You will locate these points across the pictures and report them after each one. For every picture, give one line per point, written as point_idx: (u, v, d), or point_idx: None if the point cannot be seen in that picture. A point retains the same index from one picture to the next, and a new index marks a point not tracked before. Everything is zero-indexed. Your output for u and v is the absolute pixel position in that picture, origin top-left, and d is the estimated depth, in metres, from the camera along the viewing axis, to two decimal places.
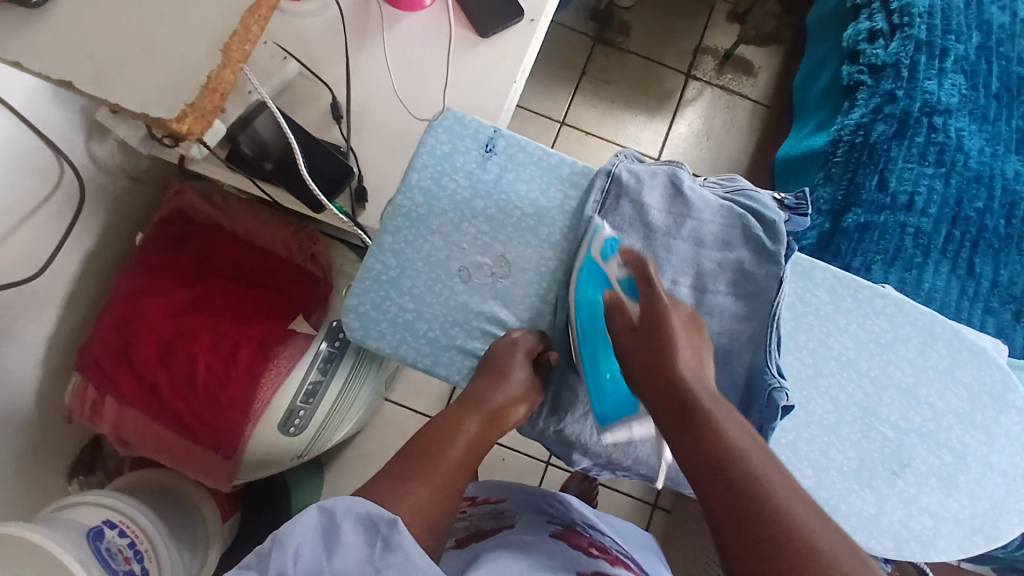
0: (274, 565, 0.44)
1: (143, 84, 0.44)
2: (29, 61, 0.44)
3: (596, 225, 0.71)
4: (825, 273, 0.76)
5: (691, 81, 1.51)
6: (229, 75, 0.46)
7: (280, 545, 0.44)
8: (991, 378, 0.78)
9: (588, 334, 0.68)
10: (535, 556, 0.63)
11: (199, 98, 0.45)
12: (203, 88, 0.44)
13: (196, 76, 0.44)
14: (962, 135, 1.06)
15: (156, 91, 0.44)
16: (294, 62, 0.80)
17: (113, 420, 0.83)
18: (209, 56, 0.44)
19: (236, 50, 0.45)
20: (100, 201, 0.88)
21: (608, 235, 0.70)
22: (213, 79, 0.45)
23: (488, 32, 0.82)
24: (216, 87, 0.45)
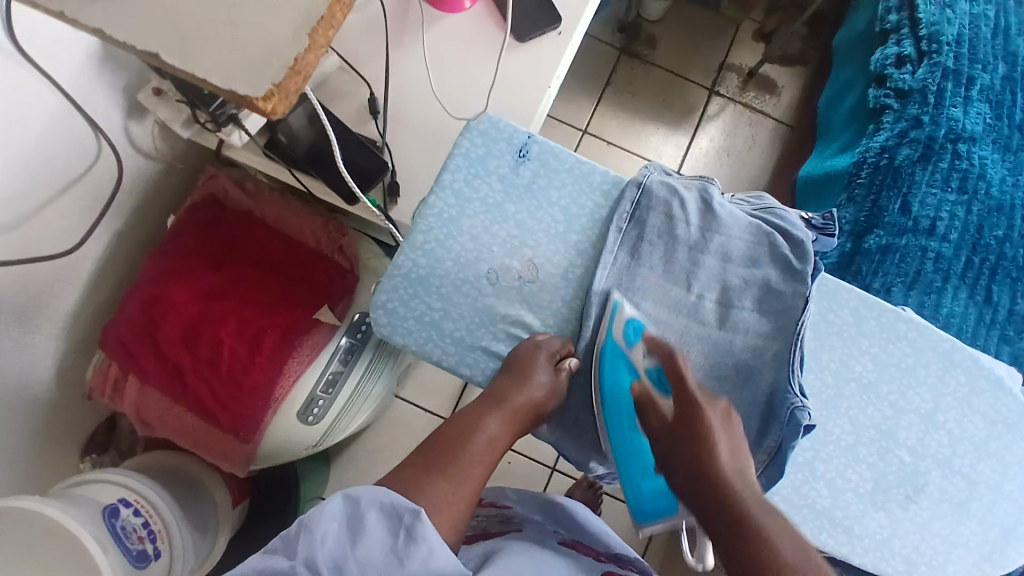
0: (303, 550, 0.44)
1: (227, 60, 0.45)
2: (111, 31, 0.45)
3: (617, 303, 0.70)
4: (850, 294, 0.77)
5: (714, 97, 1.52)
6: (312, 58, 0.46)
7: (308, 531, 0.45)
8: (1008, 408, 0.78)
9: (613, 411, 0.66)
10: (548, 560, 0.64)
11: (284, 79, 0.45)
12: (290, 70, 0.45)
13: (280, 58, 0.45)
14: (986, 163, 1.07)
15: (241, 68, 0.45)
16: (335, 56, 0.81)
17: (134, 401, 0.84)
18: (295, 38, 0.45)
19: (321, 34, 0.46)
20: (134, 181, 0.89)
21: (630, 316, 0.69)
22: (298, 61, 0.45)
23: (525, 37, 0.83)
24: (300, 70, 0.45)
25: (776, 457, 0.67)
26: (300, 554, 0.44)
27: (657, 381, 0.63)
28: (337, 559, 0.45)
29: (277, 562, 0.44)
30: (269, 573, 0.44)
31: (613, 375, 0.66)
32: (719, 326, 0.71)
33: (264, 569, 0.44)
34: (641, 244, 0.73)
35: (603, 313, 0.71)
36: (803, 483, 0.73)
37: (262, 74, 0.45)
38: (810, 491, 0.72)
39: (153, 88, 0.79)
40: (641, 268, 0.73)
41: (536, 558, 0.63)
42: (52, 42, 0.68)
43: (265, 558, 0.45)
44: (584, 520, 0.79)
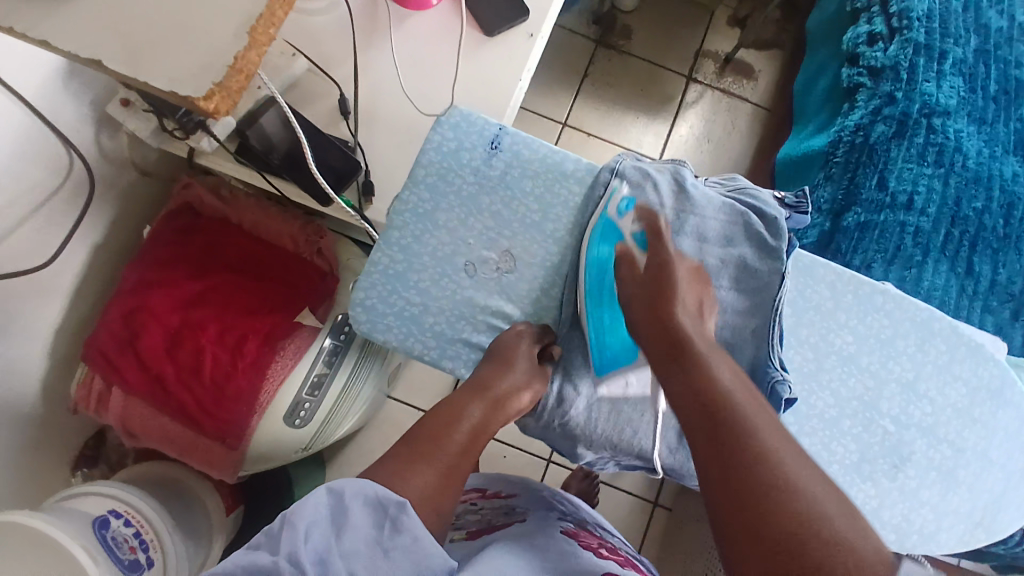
0: (285, 546, 0.43)
1: (173, 64, 0.45)
2: (57, 40, 0.45)
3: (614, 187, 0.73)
4: (826, 270, 0.77)
5: (692, 84, 1.53)
6: (254, 56, 0.46)
7: (291, 525, 0.44)
8: (989, 373, 0.78)
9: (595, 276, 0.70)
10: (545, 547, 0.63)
11: (226, 79, 0.45)
12: (230, 69, 0.45)
13: (222, 58, 0.45)
14: (961, 136, 1.08)
15: (185, 70, 0.45)
16: (302, 58, 0.81)
17: (118, 412, 0.84)
18: (236, 37, 0.45)
19: (261, 32, 0.46)
20: (108, 193, 0.88)
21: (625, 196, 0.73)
22: (239, 59, 0.45)
23: (493, 31, 0.84)
24: (242, 69, 0.46)
25: None
26: (282, 549, 0.43)
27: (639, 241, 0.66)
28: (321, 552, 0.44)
29: (260, 558, 0.43)
30: (252, 569, 0.43)
31: (599, 244, 0.70)
32: None
33: (247, 566, 0.43)
34: None
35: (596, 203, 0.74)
36: None
37: (205, 75, 0.45)
38: None
39: (121, 99, 0.79)
40: None
41: (537, 547, 0.63)
42: (15, 56, 0.68)
43: (249, 554, 0.44)
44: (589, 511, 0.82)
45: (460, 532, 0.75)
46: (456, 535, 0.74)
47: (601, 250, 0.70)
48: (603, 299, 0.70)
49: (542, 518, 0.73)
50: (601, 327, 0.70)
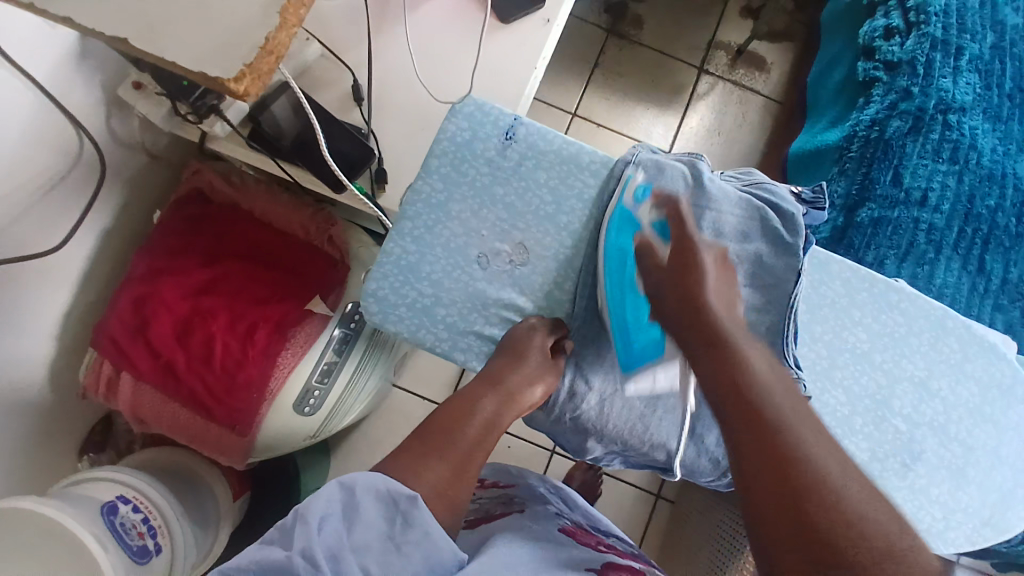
0: (299, 541, 0.43)
1: (201, 43, 0.44)
2: (78, 16, 0.44)
3: (629, 176, 0.73)
4: (841, 266, 0.76)
5: (704, 76, 1.51)
6: (285, 37, 0.45)
7: (304, 520, 0.44)
8: (1001, 373, 0.78)
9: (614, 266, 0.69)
10: (550, 544, 0.63)
11: (256, 59, 0.44)
12: (261, 49, 0.44)
13: (252, 37, 0.44)
14: (976, 133, 1.07)
15: (211, 50, 0.44)
16: (316, 44, 0.80)
17: (129, 398, 0.84)
18: (265, 17, 0.44)
19: (292, 11, 0.45)
20: (118, 178, 0.88)
21: (639, 182, 0.72)
22: (270, 40, 0.44)
23: (508, 19, 0.83)
24: (272, 50, 0.45)
25: None
26: (295, 544, 0.43)
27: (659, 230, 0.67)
28: (333, 547, 0.44)
29: (273, 553, 0.43)
30: (265, 563, 0.43)
31: (618, 237, 0.70)
32: None
33: (259, 561, 0.43)
34: None
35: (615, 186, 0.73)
36: None
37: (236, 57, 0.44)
38: None
39: (133, 82, 0.79)
40: None
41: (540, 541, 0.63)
42: (25, 36, 0.67)
43: (261, 550, 0.44)
44: (585, 506, 0.83)
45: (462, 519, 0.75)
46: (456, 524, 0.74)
47: (620, 241, 0.70)
48: (625, 291, 0.69)
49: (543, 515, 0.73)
50: (626, 326, 0.69)
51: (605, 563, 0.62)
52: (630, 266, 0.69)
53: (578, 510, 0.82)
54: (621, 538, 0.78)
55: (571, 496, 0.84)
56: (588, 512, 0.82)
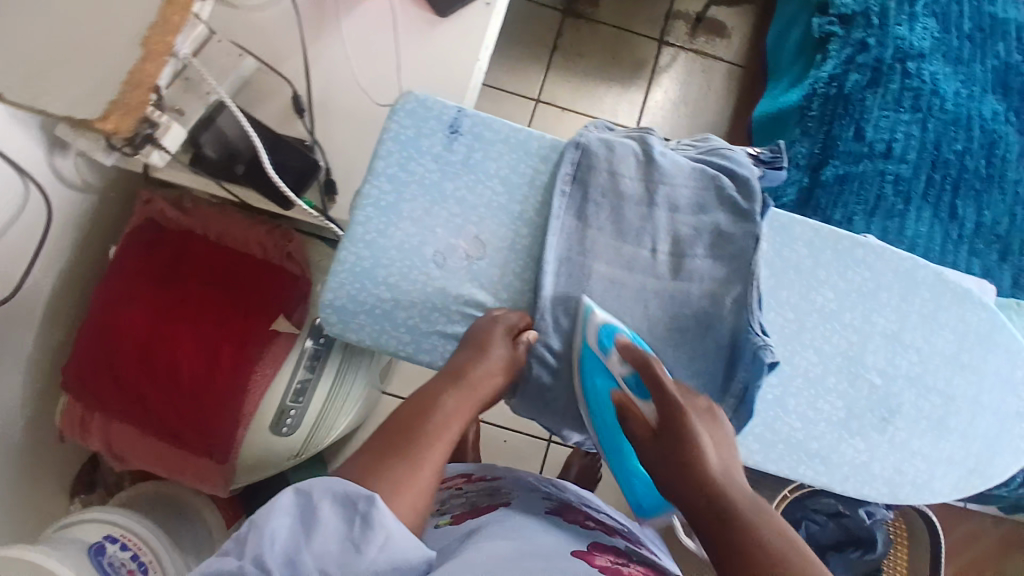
0: (251, 549, 0.44)
1: (75, 87, 0.54)
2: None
3: (588, 308, 0.67)
4: (804, 227, 0.75)
5: (665, 47, 1.49)
6: (150, 67, 0.55)
7: (257, 527, 0.45)
8: (977, 319, 0.77)
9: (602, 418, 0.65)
10: (530, 534, 0.63)
11: (124, 96, 0.55)
12: (127, 84, 0.54)
13: (119, 73, 0.54)
14: (937, 79, 1.05)
15: (84, 91, 0.54)
16: (251, 58, 0.77)
17: (104, 432, 0.85)
18: (132, 53, 0.54)
19: (155, 43, 0.54)
20: (70, 213, 0.86)
21: (602, 320, 0.65)
22: (136, 73, 0.54)
23: (446, 11, 0.81)
24: (137, 82, 0.55)
25: (743, 400, 0.67)
26: (248, 553, 0.44)
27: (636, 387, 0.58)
28: (290, 553, 0.44)
29: (226, 563, 0.43)
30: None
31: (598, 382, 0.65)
32: (673, 277, 0.70)
33: (212, 570, 0.44)
34: (586, 205, 0.71)
35: (577, 172, 0.72)
36: (775, 420, 0.72)
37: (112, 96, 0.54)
38: (783, 426, 0.73)
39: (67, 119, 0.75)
40: (591, 229, 0.71)
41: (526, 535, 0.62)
42: None
43: (215, 559, 0.44)
44: (577, 489, 0.83)
45: (447, 515, 0.74)
46: (441, 521, 0.73)
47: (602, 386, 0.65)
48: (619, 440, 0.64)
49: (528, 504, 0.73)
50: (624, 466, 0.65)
51: (591, 545, 0.64)
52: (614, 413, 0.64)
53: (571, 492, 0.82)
54: (610, 513, 0.80)
55: (563, 482, 0.84)
56: (581, 494, 0.82)
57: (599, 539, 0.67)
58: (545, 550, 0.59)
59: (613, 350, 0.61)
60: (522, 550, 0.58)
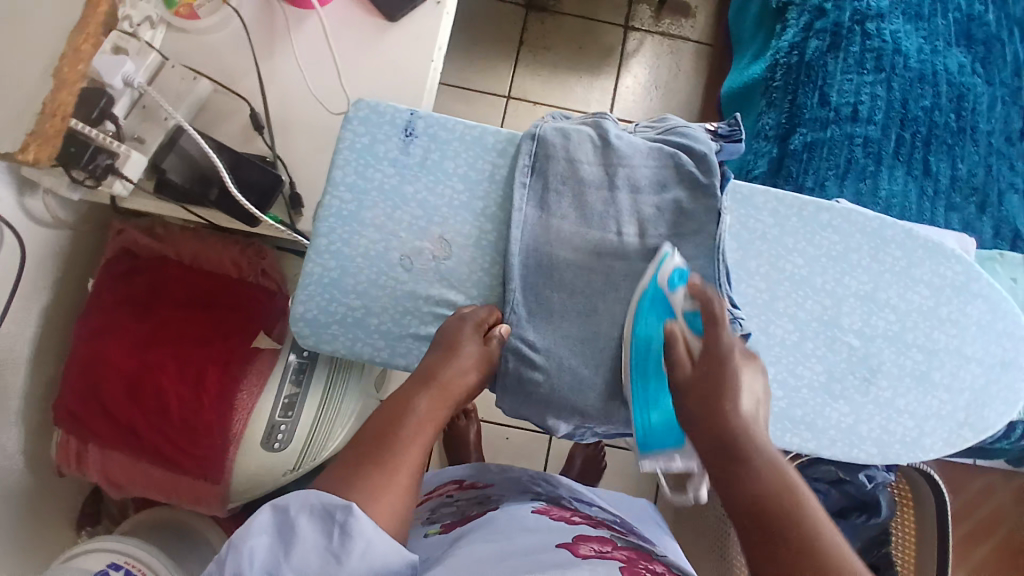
0: (230, 568, 0.43)
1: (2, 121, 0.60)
2: None
3: (664, 253, 0.68)
4: (766, 197, 0.75)
5: (631, 33, 1.49)
6: (64, 95, 0.62)
7: (235, 549, 0.43)
8: (951, 271, 0.77)
9: (641, 357, 0.67)
10: (514, 533, 0.61)
11: (38, 126, 0.60)
12: (42, 113, 0.60)
13: (34, 105, 0.60)
14: (898, 37, 1.05)
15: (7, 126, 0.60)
16: (204, 80, 0.78)
17: (99, 464, 0.86)
18: (44, 81, 0.61)
19: (67, 72, 0.62)
20: (48, 252, 0.87)
21: (676, 265, 0.67)
22: (49, 103, 0.61)
23: (396, 15, 0.81)
24: (53, 112, 0.61)
25: None
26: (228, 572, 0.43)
27: (692, 322, 0.62)
28: (271, 567, 0.43)
29: None
30: None
31: (647, 319, 0.68)
32: (640, 258, 0.71)
33: None
34: (547, 195, 0.72)
35: (534, 165, 0.72)
36: None
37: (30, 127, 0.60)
38: None
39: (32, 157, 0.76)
40: (554, 219, 0.71)
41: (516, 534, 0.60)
42: None
43: None
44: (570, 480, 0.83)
45: (436, 525, 0.71)
46: (430, 531, 0.70)
47: (649, 324, 0.67)
48: (649, 376, 0.67)
49: (517, 506, 0.71)
50: (646, 402, 0.67)
51: (576, 535, 0.61)
52: (654, 354, 0.66)
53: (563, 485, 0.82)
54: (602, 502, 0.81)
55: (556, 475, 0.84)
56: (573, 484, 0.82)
57: (584, 527, 0.65)
58: (528, 545, 0.57)
59: (679, 290, 0.64)
60: (507, 550, 0.56)
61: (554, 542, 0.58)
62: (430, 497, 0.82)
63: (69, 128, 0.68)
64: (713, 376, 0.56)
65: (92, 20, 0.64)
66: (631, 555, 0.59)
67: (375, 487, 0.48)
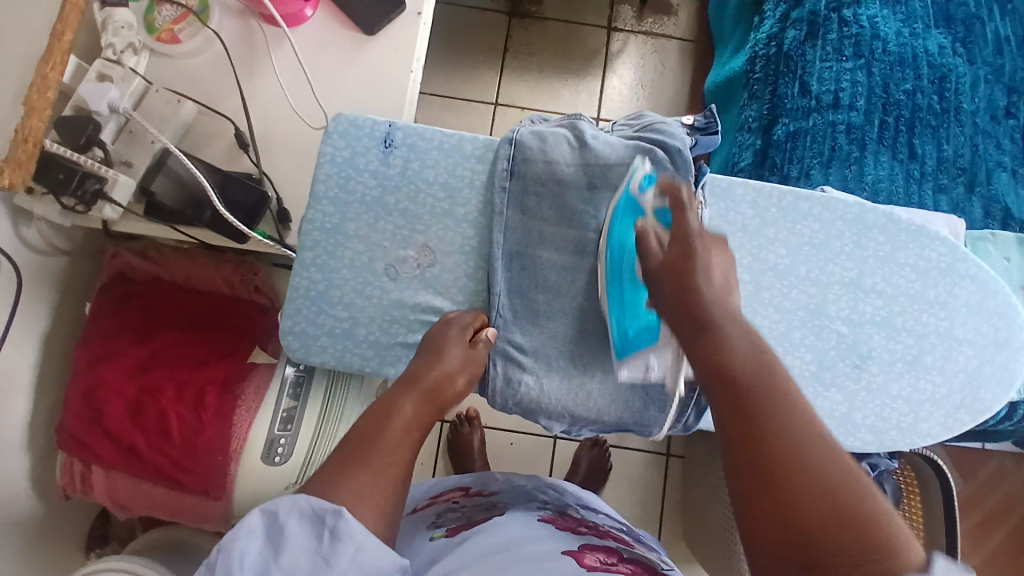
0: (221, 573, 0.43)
1: None
2: None
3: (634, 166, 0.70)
4: (745, 188, 0.75)
5: (615, 34, 1.50)
6: (33, 122, 0.66)
7: (226, 550, 0.44)
8: (937, 253, 0.77)
9: (616, 265, 0.69)
10: (521, 540, 0.61)
11: (12, 154, 0.65)
12: (15, 141, 0.65)
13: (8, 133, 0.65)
14: (876, 22, 1.06)
15: None
16: (189, 103, 0.80)
17: (104, 487, 0.87)
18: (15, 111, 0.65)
19: (36, 100, 0.66)
20: (45, 279, 0.88)
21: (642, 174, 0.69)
22: (20, 130, 0.65)
23: (373, 29, 0.83)
24: (24, 138, 0.65)
25: None
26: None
27: (661, 217, 0.64)
28: (261, 572, 0.44)
29: None
30: None
31: (621, 225, 0.69)
32: None
33: None
34: (527, 198, 0.72)
35: (514, 168, 0.72)
36: None
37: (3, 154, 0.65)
38: None
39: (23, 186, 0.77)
40: (535, 221, 0.72)
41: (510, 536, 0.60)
42: None
43: None
44: (574, 489, 0.83)
45: (442, 529, 0.71)
46: (435, 534, 0.70)
47: (622, 230, 0.68)
48: (624, 281, 0.68)
49: (523, 513, 0.71)
50: (624, 308, 0.69)
51: (582, 545, 0.63)
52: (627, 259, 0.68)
53: (568, 494, 0.82)
54: (608, 514, 0.81)
55: (561, 484, 0.84)
56: (577, 495, 0.82)
57: (591, 539, 0.65)
58: (532, 554, 0.58)
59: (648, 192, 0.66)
60: (509, 559, 0.56)
61: (559, 551, 0.59)
62: (435, 502, 0.82)
63: (42, 149, 0.69)
64: (686, 276, 0.58)
65: (57, 49, 0.68)
66: (636, 569, 0.59)
67: (361, 490, 0.48)
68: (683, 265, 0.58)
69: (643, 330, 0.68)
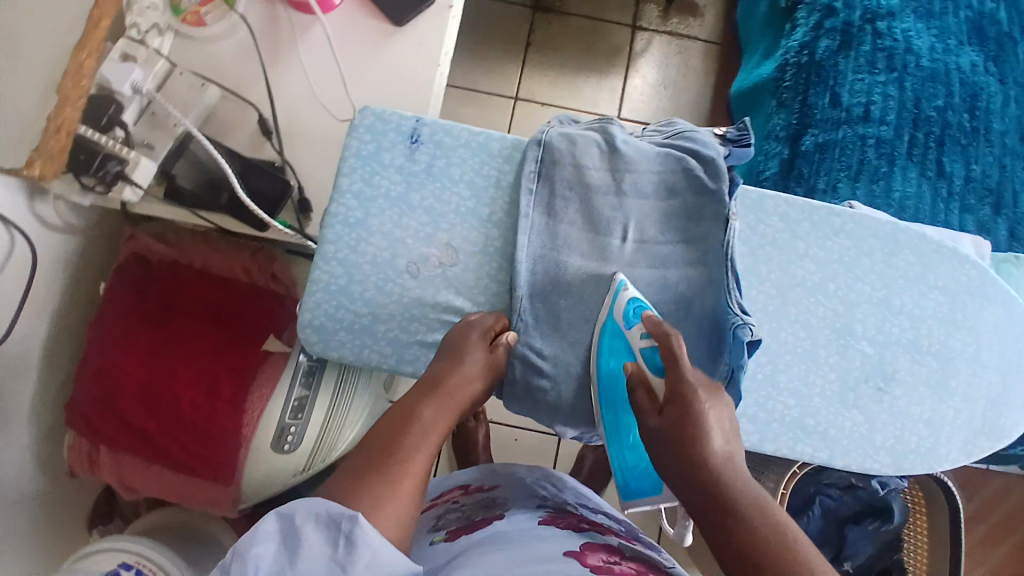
0: None
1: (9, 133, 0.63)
2: None
3: (619, 283, 0.68)
4: (776, 200, 0.74)
5: (639, 33, 1.48)
6: (66, 111, 0.66)
7: (240, 557, 0.43)
8: (967, 276, 0.76)
9: (610, 398, 0.67)
10: (526, 543, 0.60)
11: (42, 143, 0.64)
12: (47, 130, 0.64)
13: (39, 121, 0.64)
14: (909, 36, 1.04)
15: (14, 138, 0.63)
16: (213, 87, 0.78)
17: (113, 470, 0.86)
18: (46, 100, 0.65)
19: (71, 89, 0.66)
20: (60, 258, 0.87)
21: (631, 296, 0.67)
22: (53, 120, 0.65)
23: (402, 20, 0.81)
24: (57, 128, 0.65)
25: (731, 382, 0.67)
26: None
27: (650, 359, 0.61)
28: None
29: None
30: None
31: (611, 355, 0.67)
32: (646, 264, 0.71)
33: None
34: (554, 201, 0.71)
35: (542, 170, 0.72)
36: (767, 400, 0.72)
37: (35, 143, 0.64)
38: (776, 405, 0.72)
39: None
40: (561, 225, 0.71)
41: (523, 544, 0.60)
42: None
43: None
44: (575, 485, 0.81)
45: (442, 534, 0.70)
46: (436, 539, 0.69)
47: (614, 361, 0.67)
48: (620, 411, 0.67)
49: (523, 514, 0.70)
50: (620, 440, 0.67)
51: (583, 544, 0.61)
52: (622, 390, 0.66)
53: (569, 490, 0.80)
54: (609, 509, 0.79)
55: (561, 477, 0.82)
56: (578, 489, 0.81)
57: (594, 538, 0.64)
58: (535, 555, 0.56)
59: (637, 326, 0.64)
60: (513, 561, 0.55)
61: (560, 552, 0.58)
62: (436, 504, 0.81)
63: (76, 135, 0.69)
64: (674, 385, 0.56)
65: (92, 38, 0.68)
66: (639, 567, 0.58)
67: (381, 498, 0.47)
68: (670, 388, 0.56)
69: (641, 471, 0.66)
